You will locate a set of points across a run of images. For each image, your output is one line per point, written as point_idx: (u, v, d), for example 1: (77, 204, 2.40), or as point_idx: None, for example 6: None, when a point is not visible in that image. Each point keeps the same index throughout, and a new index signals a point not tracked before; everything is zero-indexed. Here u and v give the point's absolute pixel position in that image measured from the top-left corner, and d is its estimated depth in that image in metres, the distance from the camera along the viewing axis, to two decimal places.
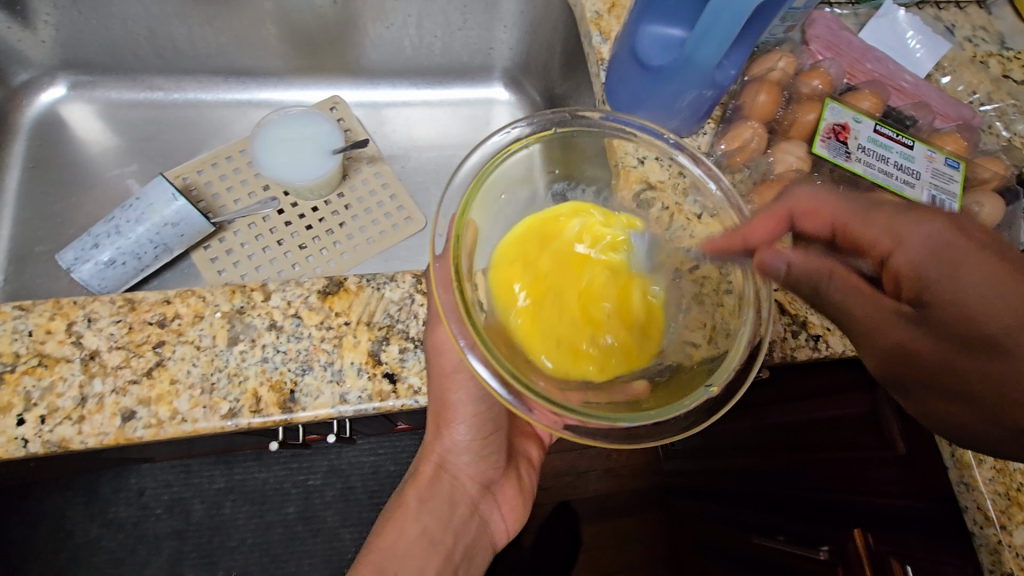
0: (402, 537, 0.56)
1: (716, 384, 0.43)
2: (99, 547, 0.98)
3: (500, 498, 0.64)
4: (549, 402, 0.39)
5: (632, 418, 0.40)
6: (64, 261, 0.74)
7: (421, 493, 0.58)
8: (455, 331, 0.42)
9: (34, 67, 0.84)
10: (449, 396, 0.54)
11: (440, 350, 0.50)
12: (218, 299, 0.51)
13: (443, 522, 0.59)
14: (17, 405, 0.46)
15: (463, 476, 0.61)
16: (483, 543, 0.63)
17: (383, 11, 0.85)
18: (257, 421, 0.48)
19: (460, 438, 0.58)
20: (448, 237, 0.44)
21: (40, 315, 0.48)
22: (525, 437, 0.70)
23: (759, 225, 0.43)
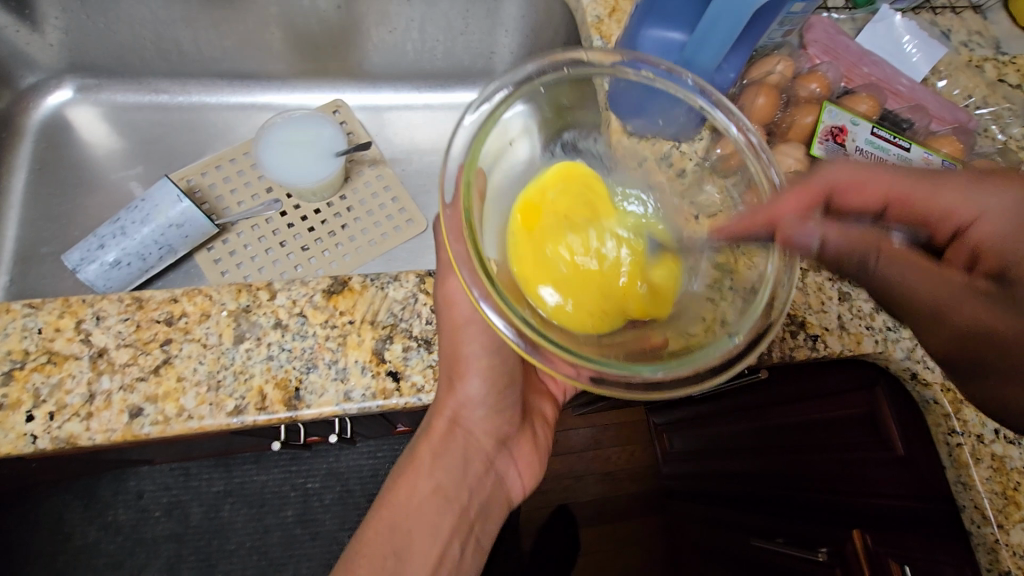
0: (413, 495, 0.53)
1: (740, 335, 0.43)
2: (99, 549, 0.99)
3: (516, 454, 0.60)
4: (558, 347, 0.40)
5: (654, 369, 0.41)
6: (70, 261, 0.75)
7: (434, 450, 0.54)
8: (467, 280, 0.43)
9: (41, 70, 0.86)
10: (461, 349, 0.52)
11: (451, 301, 0.51)
12: (224, 298, 0.52)
13: (458, 479, 0.55)
14: (25, 402, 0.46)
15: (478, 431, 0.57)
16: (500, 499, 0.58)
17: (386, 15, 0.86)
18: (262, 418, 0.49)
19: (475, 392, 0.54)
20: (457, 186, 0.44)
21: (49, 313, 0.49)
22: (536, 393, 0.65)
23: (788, 203, 0.43)
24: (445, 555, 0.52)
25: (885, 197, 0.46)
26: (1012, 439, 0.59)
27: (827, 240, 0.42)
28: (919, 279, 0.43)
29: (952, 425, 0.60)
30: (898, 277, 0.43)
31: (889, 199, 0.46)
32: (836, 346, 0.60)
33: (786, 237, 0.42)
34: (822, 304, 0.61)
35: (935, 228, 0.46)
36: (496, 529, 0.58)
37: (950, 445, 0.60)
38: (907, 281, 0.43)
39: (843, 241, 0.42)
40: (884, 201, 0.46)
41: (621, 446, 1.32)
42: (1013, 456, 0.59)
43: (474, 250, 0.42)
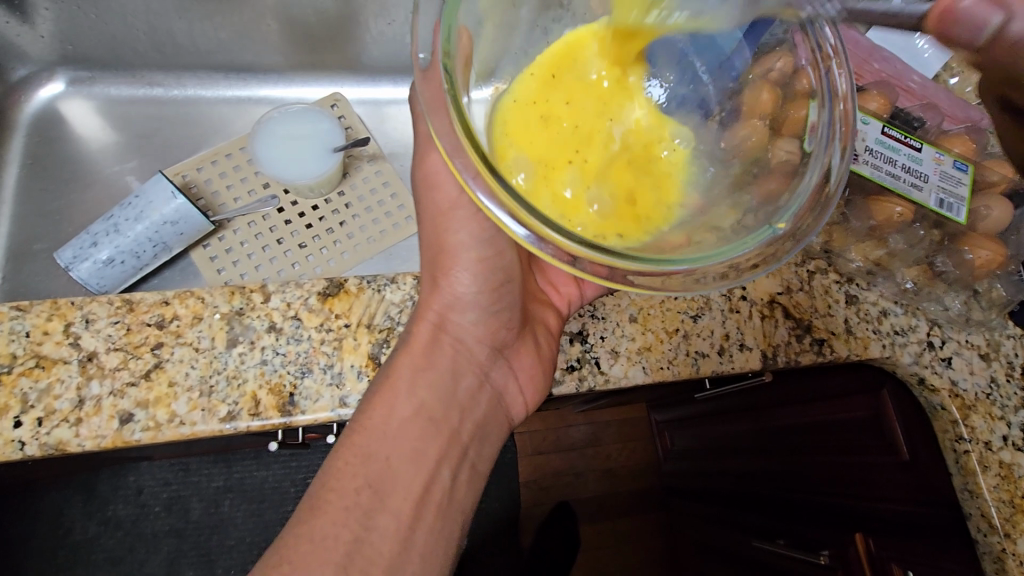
0: (394, 416, 0.48)
1: (784, 225, 0.43)
2: (98, 545, 0.98)
3: (515, 366, 0.55)
4: (560, 237, 0.38)
5: (684, 263, 0.40)
6: (63, 259, 0.74)
7: (415, 361, 0.50)
8: (450, 151, 0.41)
9: (33, 62, 0.84)
10: (448, 237, 0.52)
11: (435, 183, 0.52)
12: (216, 300, 0.51)
13: (445, 394, 0.50)
14: (13, 407, 0.45)
15: (466, 339, 0.53)
16: (498, 418, 0.54)
17: (385, 7, 0.84)
18: (256, 424, 0.48)
19: (463, 288, 0.52)
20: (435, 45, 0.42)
21: (37, 316, 0.48)
22: (538, 302, 0.58)
23: None
24: (438, 485, 0.48)
25: None
26: (1019, 447, 0.59)
27: None
28: None
29: (959, 432, 0.59)
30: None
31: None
32: (843, 351, 0.59)
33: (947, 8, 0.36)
34: (829, 308, 0.60)
35: None
36: (492, 450, 0.54)
37: (958, 452, 0.60)
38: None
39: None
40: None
41: (621, 444, 1.31)
42: (1021, 464, 0.58)
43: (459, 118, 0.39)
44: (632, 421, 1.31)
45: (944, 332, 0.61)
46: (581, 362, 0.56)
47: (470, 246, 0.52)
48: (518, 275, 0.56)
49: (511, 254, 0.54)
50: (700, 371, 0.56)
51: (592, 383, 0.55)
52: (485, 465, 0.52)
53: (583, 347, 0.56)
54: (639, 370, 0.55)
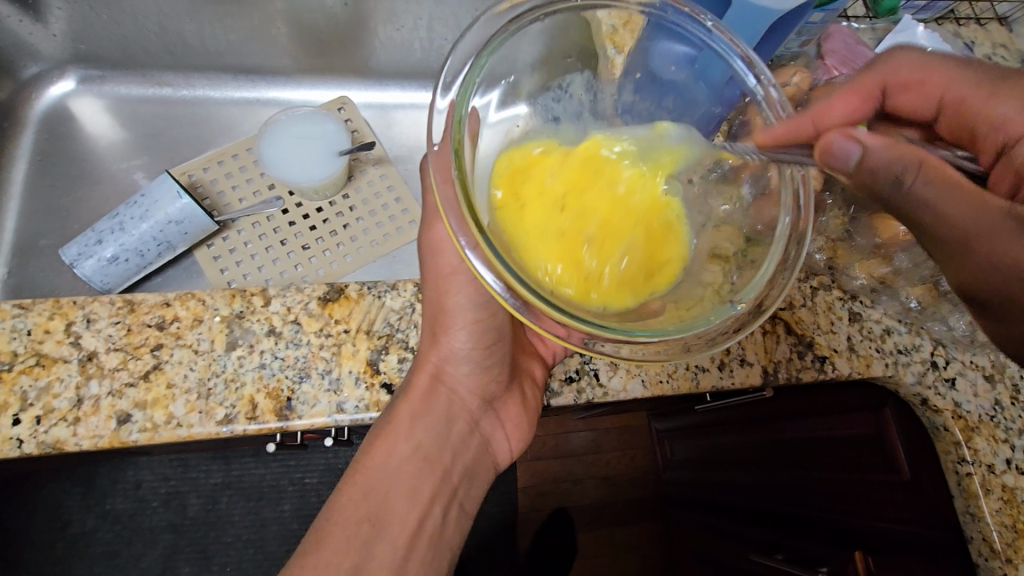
0: (394, 454, 0.49)
1: (743, 302, 0.43)
2: (96, 538, 0.99)
3: (503, 417, 0.57)
4: (553, 309, 0.39)
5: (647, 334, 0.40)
6: (68, 256, 0.74)
7: (414, 408, 0.50)
8: (455, 227, 0.42)
9: (45, 60, 0.85)
10: (448, 298, 0.51)
11: (439, 248, 0.51)
12: (217, 303, 0.51)
13: (440, 438, 0.51)
14: (13, 405, 0.45)
15: (460, 389, 0.54)
16: (483, 464, 0.55)
17: (394, 13, 0.85)
18: (252, 428, 0.48)
19: (462, 345, 0.52)
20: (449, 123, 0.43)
21: (39, 314, 0.48)
22: (525, 354, 0.59)
23: (845, 102, 0.51)
24: (425, 519, 0.49)
25: (941, 100, 0.51)
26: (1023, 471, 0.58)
27: (870, 151, 0.36)
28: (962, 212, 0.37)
29: (962, 454, 0.59)
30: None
31: (944, 104, 0.51)
32: (845, 369, 0.58)
33: (825, 147, 0.37)
34: (831, 325, 0.60)
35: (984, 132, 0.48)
36: (480, 493, 0.54)
37: (960, 474, 0.60)
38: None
39: (881, 154, 0.37)
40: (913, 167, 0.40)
41: (620, 451, 1.31)
42: None
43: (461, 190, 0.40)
44: (631, 428, 1.31)
45: (948, 352, 0.60)
46: (580, 373, 0.55)
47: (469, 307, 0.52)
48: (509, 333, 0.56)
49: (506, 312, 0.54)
50: (700, 386, 0.56)
51: (590, 396, 0.54)
52: (472, 506, 0.53)
53: (582, 358, 0.56)
54: (637, 383, 0.55)
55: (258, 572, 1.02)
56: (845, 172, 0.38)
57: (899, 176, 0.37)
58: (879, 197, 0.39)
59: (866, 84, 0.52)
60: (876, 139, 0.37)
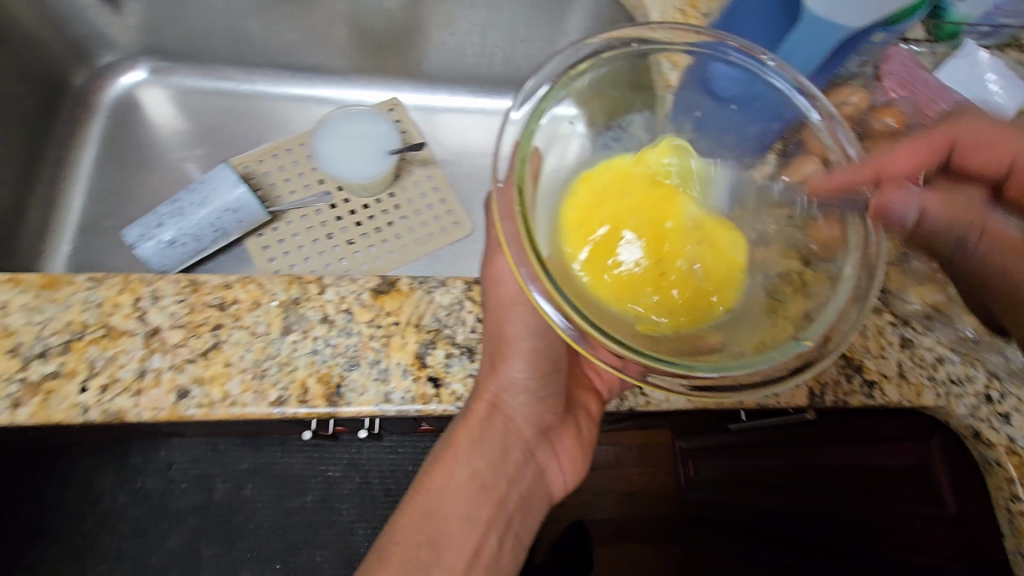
0: (452, 480, 0.53)
1: (808, 340, 0.41)
2: (124, 515, 1.02)
3: (557, 447, 0.60)
4: (608, 338, 0.38)
5: (706, 368, 0.39)
6: (129, 237, 0.77)
7: (471, 436, 0.54)
8: (517, 257, 0.43)
9: (119, 50, 0.89)
10: (506, 329, 0.52)
11: (500, 280, 0.52)
12: (275, 288, 0.52)
13: (495, 469, 0.55)
14: (80, 372, 0.47)
15: (516, 418, 0.56)
16: (538, 492, 0.59)
17: (450, 18, 0.87)
18: (303, 411, 0.49)
19: (517, 375, 0.53)
20: (513, 165, 0.43)
21: (109, 288, 0.50)
22: (581, 385, 0.62)
23: (854, 172, 0.44)
24: (481, 544, 0.53)
25: (938, 194, 0.47)
26: None
27: (858, 221, 0.43)
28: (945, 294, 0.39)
29: (1014, 492, 0.57)
30: (900, 277, 0.41)
31: (941, 196, 0.47)
32: (895, 396, 0.57)
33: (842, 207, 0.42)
34: (882, 349, 0.58)
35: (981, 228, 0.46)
36: (534, 524, 0.58)
37: (1011, 513, 0.58)
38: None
39: (870, 229, 0.42)
40: (925, 213, 0.46)
41: (642, 468, 1.31)
42: None
43: (526, 226, 0.40)
44: (654, 445, 1.33)
45: (1003, 386, 0.58)
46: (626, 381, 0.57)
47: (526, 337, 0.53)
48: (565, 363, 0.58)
49: (559, 344, 0.56)
50: (743, 402, 0.55)
51: (634, 404, 0.55)
52: (526, 536, 0.57)
53: None
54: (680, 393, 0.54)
55: (276, 560, 1.03)
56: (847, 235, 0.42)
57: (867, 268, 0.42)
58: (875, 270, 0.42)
59: (875, 164, 0.45)
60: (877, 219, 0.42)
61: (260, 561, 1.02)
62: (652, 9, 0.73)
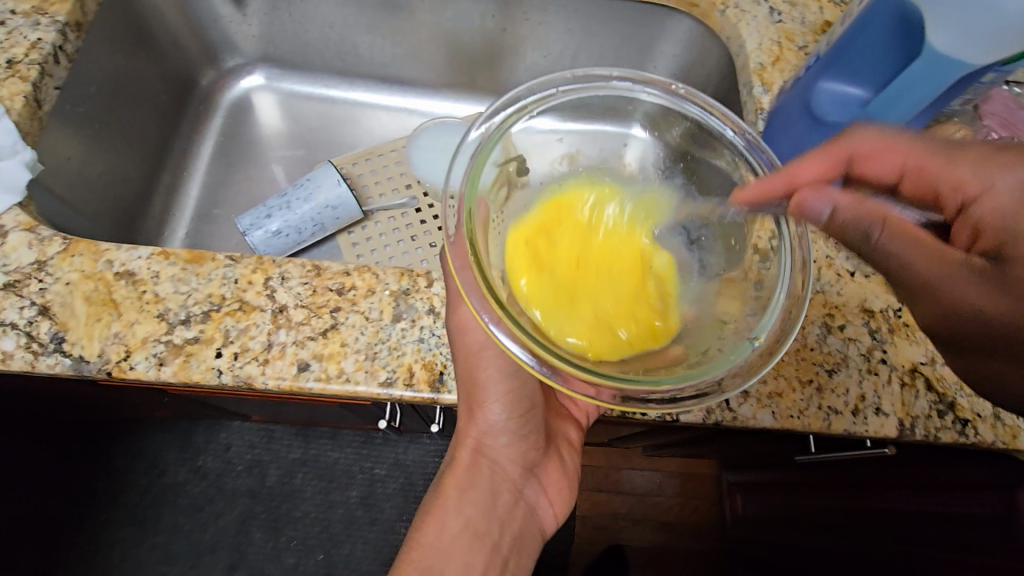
0: (445, 531, 0.57)
1: (760, 336, 0.47)
2: (184, 490, 1.07)
3: (544, 482, 0.64)
4: (574, 367, 0.43)
5: (675, 382, 0.44)
6: (241, 224, 0.83)
7: (460, 483, 0.58)
8: (478, 306, 0.46)
9: (241, 55, 0.98)
10: (479, 375, 0.53)
11: (465, 328, 0.52)
12: (388, 278, 0.57)
13: (485, 512, 0.58)
14: (217, 340, 0.52)
15: (499, 460, 0.60)
16: (532, 530, 0.62)
17: (545, 40, 0.92)
18: (408, 394, 0.52)
19: (494, 418, 0.57)
20: (461, 215, 0.48)
21: (245, 267, 0.55)
22: (558, 417, 0.68)
23: (806, 166, 0.47)
24: None
25: (902, 166, 0.48)
26: None
27: (837, 210, 0.44)
28: (921, 268, 0.43)
29: None
30: (900, 253, 0.43)
31: (905, 169, 0.48)
32: (988, 436, 0.56)
33: (797, 203, 0.45)
34: None
35: (944, 198, 0.46)
36: (527, 561, 0.61)
37: None
38: (909, 252, 0.43)
39: (850, 212, 0.44)
40: (900, 171, 0.48)
41: (682, 499, 1.31)
42: None
43: (482, 276, 0.45)
44: (696, 477, 1.33)
45: None
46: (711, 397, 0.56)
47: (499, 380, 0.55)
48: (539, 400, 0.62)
49: (534, 383, 0.60)
50: (831, 428, 0.55)
51: (720, 418, 0.55)
52: None
53: None
54: (768, 413, 0.55)
55: (320, 550, 1.06)
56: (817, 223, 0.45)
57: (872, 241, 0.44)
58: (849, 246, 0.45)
59: (834, 152, 0.48)
60: (847, 194, 0.44)
61: (302, 550, 1.06)
62: (749, 40, 0.75)
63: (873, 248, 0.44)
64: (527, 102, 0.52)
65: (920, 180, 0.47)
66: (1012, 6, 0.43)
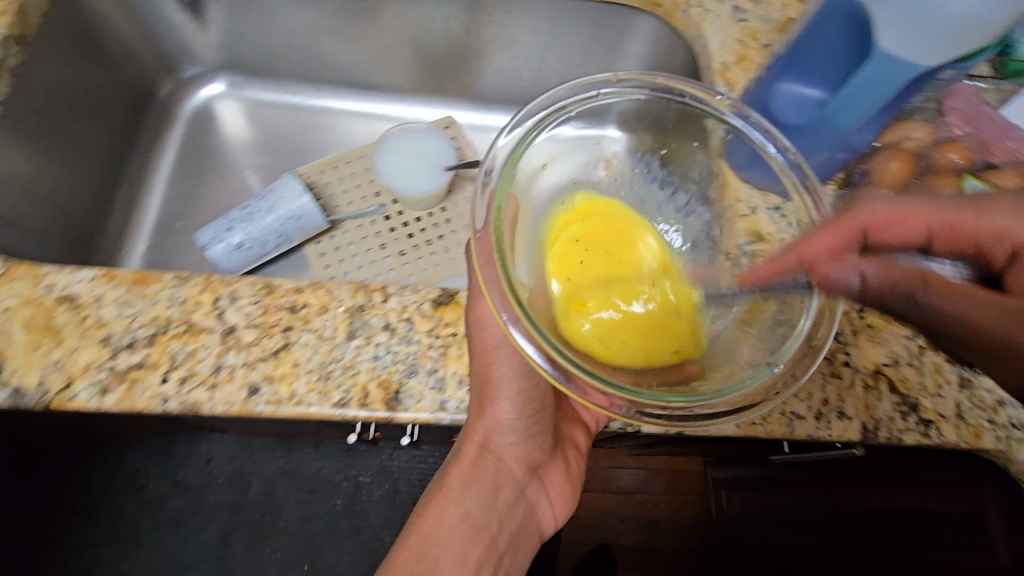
0: (444, 522, 0.56)
1: (778, 365, 0.46)
2: (166, 505, 1.05)
3: (546, 483, 0.64)
4: (593, 375, 0.43)
5: (683, 399, 0.44)
6: (201, 239, 0.81)
7: (463, 475, 0.58)
8: (496, 303, 0.46)
9: (200, 64, 0.95)
10: (493, 371, 0.53)
11: (483, 324, 0.53)
12: (343, 295, 0.55)
13: (486, 507, 0.58)
14: (163, 364, 0.50)
15: (506, 457, 0.59)
16: (530, 529, 0.62)
17: (510, 42, 0.91)
18: (363, 414, 0.51)
19: (505, 416, 0.56)
20: (489, 208, 0.48)
21: (193, 287, 0.54)
22: (569, 419, 0.67)
23: (818, 240, 0.47)
24: None
25: (928, 229, 0.47)
26: None
27: (864, 277, 0.45)
28: (977, 314, 0.42)
29: None
30: (955, 309, 0.42)
31: (932, 232, 0.47)
32: (952, 436, 0.56)
33: (821, 278, 0.46)
34: (938, 388, 0.57)
35: (991, 252, 0.46)
36: (523, 560, 0.61)
37: None
38: (962, 307, 0.42)
39: (880, 277, 0.44)
40: (927, 233, 0.48)
41: (667, 495, 1.30)
42: None
43: (505, 274, 0.45)
44: (682, 473, 1.31)
45: None
46: None
47: (513, 377, 0.54)
48: (549, 402, 0.62)
49: (545, 386, 0.60)
50: (796, 433, 0.55)
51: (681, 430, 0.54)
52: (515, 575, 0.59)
53: None
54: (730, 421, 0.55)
55: (303, 562, 1.04)
56: (847, 296, 0.45)
57: (918, 295, 0.43)
58: (894, 310, 0.45)
59: (846, 225, 0.47)
60: (872, 262, 0.45)
61: (285, 561, 1.04)
62: (711, 39, 0.74)
63: (920, 305, 0.43)
64: (567, 103, 0.52)
65: (948, 239, 0.47)
66: (964, 5, 0.43)
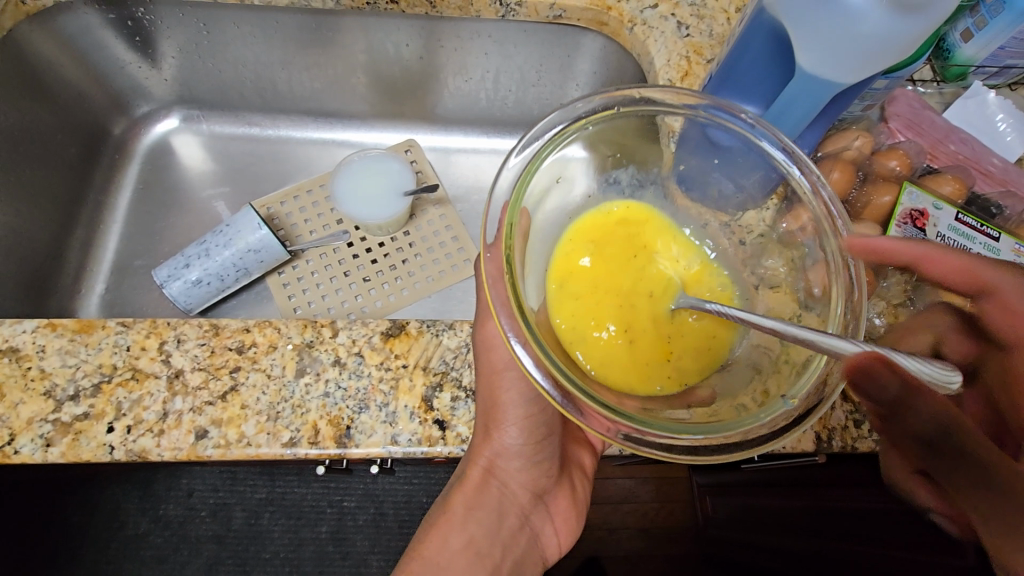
0: (447, 547, 0.55)
1: (796, 398, 0.42)
2: (147, 542, 1.02)
3: (553, 510, 0.62)
4: (595, 403, 0.39)
5: (698, 432, 0.40)
6: (158, 277, 0.82)
7: (468, 500, 0.57)
8: (505, 325, 0.43)
9: (154, 100, 0.95)
10: (499, 395, 0.54)
11: (490, 345, 0.53)
12: (291, 332, 0.55)
13: (491, 533, 0.57)
14: (108, 413, 0.50)
15: (511, 483, 0.59)
16: (533, 558, 0.60)
17: (464, 66, 0.92)
18: (313, 453, 0.51)
19: (511, 441, 0.56)
20: (500, 225, 0.44)
21: (137, 332, 0.53)
22: (577, 444, 0.67)
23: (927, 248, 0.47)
24: None
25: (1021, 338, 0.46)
26: None
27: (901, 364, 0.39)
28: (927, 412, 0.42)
29: None
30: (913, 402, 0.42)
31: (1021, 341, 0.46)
32: None
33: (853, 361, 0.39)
34: None
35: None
36: None
37: None
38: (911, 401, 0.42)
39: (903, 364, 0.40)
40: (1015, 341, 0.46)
41: (659, 503, 1.27)
42: None
43: (514, 297, 0.41)
44: (670, 479, 1.28)
45: None
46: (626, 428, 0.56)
47: (519, 403, 0.55)
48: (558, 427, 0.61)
49: (553, 411, 0.59)
50: None
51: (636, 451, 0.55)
52: None
53: None
54: None
55: None
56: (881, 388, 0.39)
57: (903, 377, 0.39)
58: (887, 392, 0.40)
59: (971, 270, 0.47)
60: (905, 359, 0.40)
61: None
62: (655, 55, 0.75)
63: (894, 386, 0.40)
64: (581, 116, 0.47)
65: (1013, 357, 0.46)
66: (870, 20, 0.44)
